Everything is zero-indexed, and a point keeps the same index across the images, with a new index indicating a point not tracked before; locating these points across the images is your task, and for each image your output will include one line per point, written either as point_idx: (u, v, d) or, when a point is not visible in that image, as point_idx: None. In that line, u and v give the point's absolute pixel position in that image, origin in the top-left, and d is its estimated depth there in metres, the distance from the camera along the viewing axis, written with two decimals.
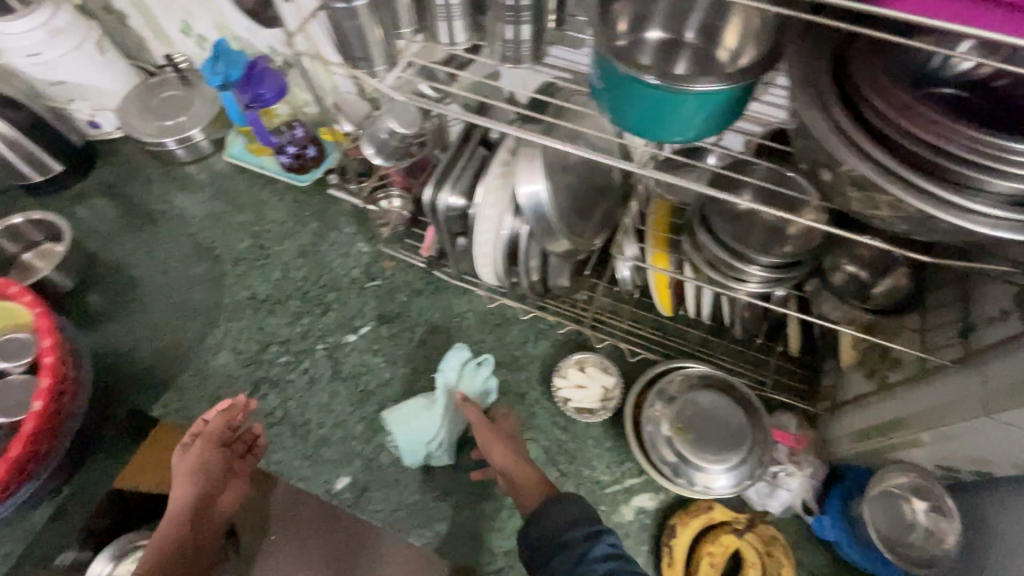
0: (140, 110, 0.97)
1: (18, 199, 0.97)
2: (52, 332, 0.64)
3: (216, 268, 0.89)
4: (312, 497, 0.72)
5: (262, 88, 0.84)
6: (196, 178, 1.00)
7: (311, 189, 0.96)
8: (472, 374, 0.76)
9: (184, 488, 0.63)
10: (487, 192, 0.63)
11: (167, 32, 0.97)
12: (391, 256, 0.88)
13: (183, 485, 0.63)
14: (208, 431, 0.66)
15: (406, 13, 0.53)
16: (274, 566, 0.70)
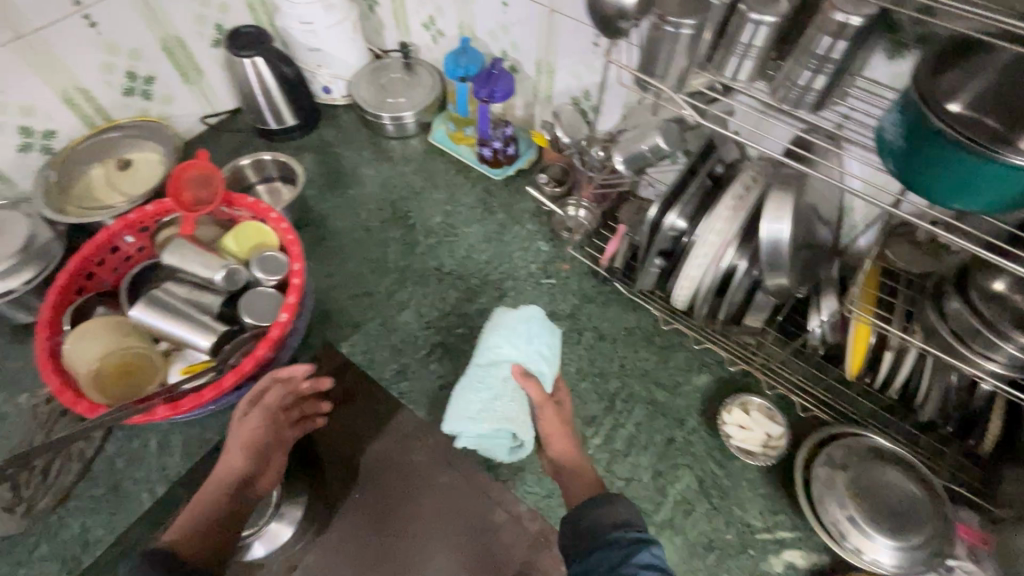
0: (370, 86, 1.11)
1: (250, 139, 1.10)
2: (301, 258, 0.73)
3: (409, 235, 0.97)
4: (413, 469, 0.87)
5: (497, 85, 0.91)
6: (400, 153, 1.09)
7: (501, 184, 1.04)
8: (529, 337, 0.73)
9: (233, 459, 0.64)
10: (716, 219, 0.67)
11: (410, 23, 1.09)
12: (569, 260, 0.93)
13: (236, 452, 0.64)
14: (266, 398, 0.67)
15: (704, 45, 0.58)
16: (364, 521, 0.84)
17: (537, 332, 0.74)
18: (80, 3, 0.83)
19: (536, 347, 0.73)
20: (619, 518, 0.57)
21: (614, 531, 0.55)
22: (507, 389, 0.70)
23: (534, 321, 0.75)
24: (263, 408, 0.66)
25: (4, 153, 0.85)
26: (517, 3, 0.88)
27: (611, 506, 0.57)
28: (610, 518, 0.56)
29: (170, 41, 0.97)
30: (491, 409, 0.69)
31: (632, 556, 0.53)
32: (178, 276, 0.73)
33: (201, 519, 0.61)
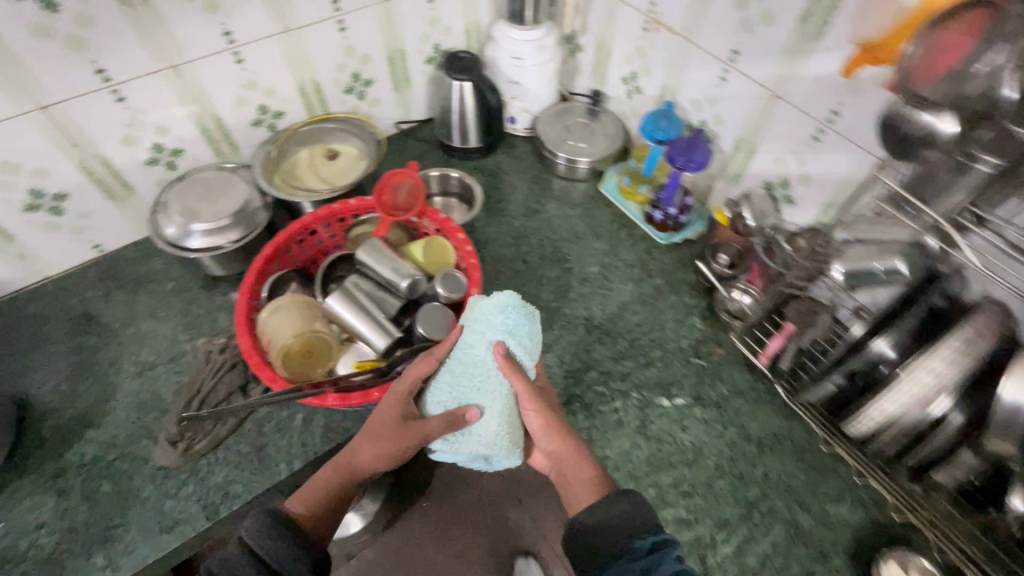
0: (553, 125, 1.13)
1: (432, 150, 1.17)
2: (479, 284, 0.77)
3: (565, 278, 0.97)
4: None
5: (696, 153, 0.90)
6: (567, 194, 1.11)
7: (663, 249, 1.01)
8: (489, 322, 0.66)
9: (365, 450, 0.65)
10: (935, 358, 0.61)
11: (608, 74, 1.11)
12: (724, 344, 0.89)
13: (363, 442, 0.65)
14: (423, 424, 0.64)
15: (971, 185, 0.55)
16: None
17: (512, 321, 0.66)
18: (340, 10, 0.92)
19: (518, 344, 0.66)
20: (632, 523, 0.58)
21: (631, 539, 0.57)
22: (483, 394, 0.65)
23: (506, 314, 0.66)
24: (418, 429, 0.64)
25: (240, 124, 0.96)
26: (736, 80, 0.87)
27: (618, 506, 0.60)
28: (619, 525, 0.58)
29: (395, 53, 1.05)
30: (473, 425, 0.65)
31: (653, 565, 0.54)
32: (364, 271, 0.78)
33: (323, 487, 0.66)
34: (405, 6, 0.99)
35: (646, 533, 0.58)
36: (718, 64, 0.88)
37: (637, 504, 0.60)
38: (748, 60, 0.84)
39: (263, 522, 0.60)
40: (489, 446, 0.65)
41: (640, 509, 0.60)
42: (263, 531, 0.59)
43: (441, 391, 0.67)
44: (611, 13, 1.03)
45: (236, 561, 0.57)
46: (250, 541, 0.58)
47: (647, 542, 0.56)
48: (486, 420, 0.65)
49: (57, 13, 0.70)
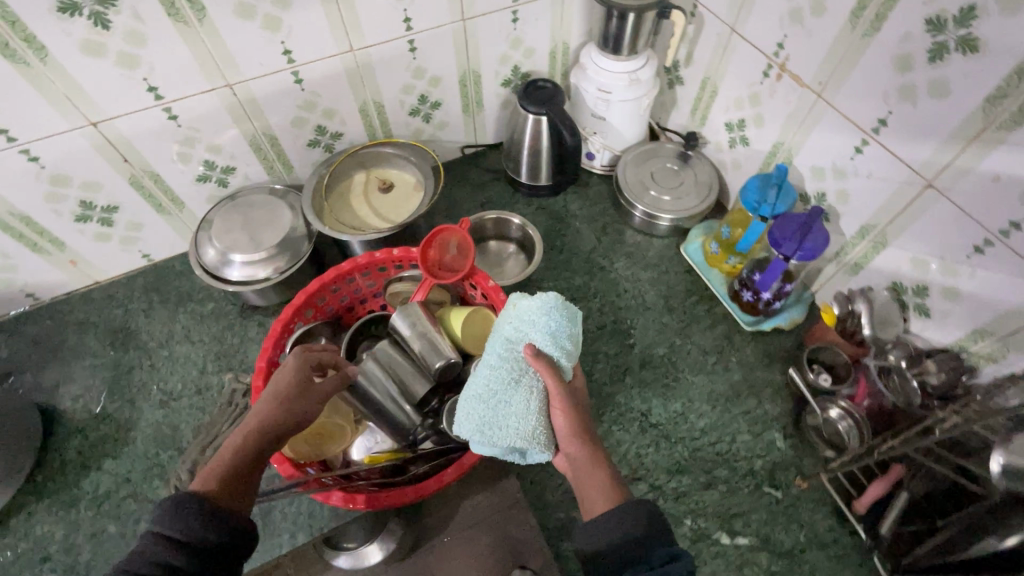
0: (635, 169, 0.99)
1: (497, 182, 1.06)
2: None
3: (625, 358, 0.84)
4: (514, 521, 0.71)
5: (809, 239, 0.73)
6: (641, 250, 0.97)
7: (748, 336, 0.86)
8: (531, 316, 0.60)
9: (282, 417, 0.55)
10: None
11: (710, 117, 0.95)
12: (810, 475, 0.73)
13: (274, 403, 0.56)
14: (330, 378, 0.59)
15: None
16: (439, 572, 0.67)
17: (555, 323, 0.59)
18: (412, 29, 0.82)
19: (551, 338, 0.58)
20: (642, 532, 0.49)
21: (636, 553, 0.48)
22: (516, 390, 0.57)
23: (541, 309, 0.60)
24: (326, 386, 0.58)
25: (296, 144, 0.89)
26: (877, 156, 0.69)
27: (633, 514, 0.50)
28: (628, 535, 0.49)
29: (468, 75, 0.94)
30: (505, 417, 0.57)
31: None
32: (397, 339, 0.69)
33: (228, 465, 0.51)
34: (486, 25, 0.88)
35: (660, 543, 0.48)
36: (856, 133, 0.70)
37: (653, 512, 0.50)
38: (900, 136, 0.65)
39: (171, 500, 0.47)
40: (523, 439, 0.56)
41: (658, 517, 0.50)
42: (170, 514, 0.46)
43: (472, 388, 0.61)
44: (725, 49, 0.86)
45: (143, 556, 0.44)
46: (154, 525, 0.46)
47: (656, 556, 0.47)
48: (512, 416, 0.57)
49: (109, 29, 0.65)
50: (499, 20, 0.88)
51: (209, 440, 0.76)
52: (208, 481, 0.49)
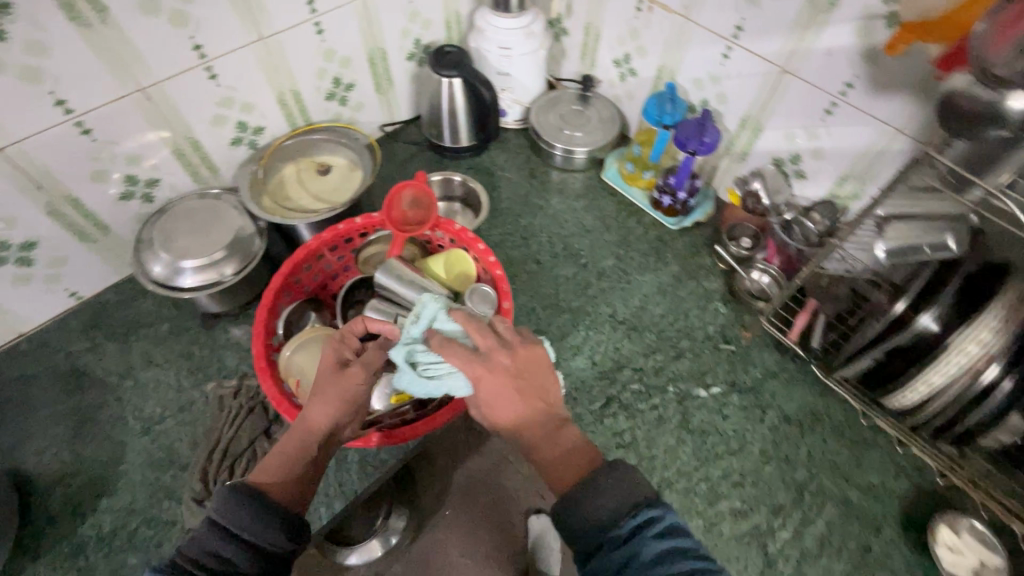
0: (546, 116, 1.09)
1: (423, 153, 1.11)
2: (511, 296, 0.72)
3: (582, 275, 0.95)
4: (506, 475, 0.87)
5: (707, 135, 0.87)
6: (568, 186, 1.08)
7: (675, 234, 1.00)
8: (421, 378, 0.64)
9: (330, 407, 0.56)
10: (980, 329, 0.61)
11: (599, 57, 1.07)
12: (751, 326, 0.89)
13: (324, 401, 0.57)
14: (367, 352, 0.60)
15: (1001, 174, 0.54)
16: (449, 536, 0.84)
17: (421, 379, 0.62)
18: (316, 11, 0.85)
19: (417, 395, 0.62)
20: (603, 512, 0.49)
21: (607, 528, 0.48)
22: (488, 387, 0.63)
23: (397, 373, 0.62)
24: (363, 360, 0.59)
25: (219, 144, 0.88)
26: (741, 57, 0.85)
27: (600, 493, 0.49)
28: (599, 512, 0.49)
29: (375, 53, 0.98)
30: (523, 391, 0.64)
31: (633, 555, 0.45)
32: (386, 294, 0.73)
33: (284, 463, 0.54)
34: (385, 0, 0.92)
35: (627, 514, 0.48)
36: (721, 42, 0.86)
37: (622, 479, 0.49)
38: (755, 36, 0.81)
39: (232, 496, 0.48)
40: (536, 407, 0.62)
41: (627, 480, 0.49)
42: (226, 504, 0.48)
43: None
44: None
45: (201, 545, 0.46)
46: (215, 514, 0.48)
47: (622, 528, 0.47)
48: None
49: (5, 41, 0.61)
50: None
51: (213, 446, 0.75)
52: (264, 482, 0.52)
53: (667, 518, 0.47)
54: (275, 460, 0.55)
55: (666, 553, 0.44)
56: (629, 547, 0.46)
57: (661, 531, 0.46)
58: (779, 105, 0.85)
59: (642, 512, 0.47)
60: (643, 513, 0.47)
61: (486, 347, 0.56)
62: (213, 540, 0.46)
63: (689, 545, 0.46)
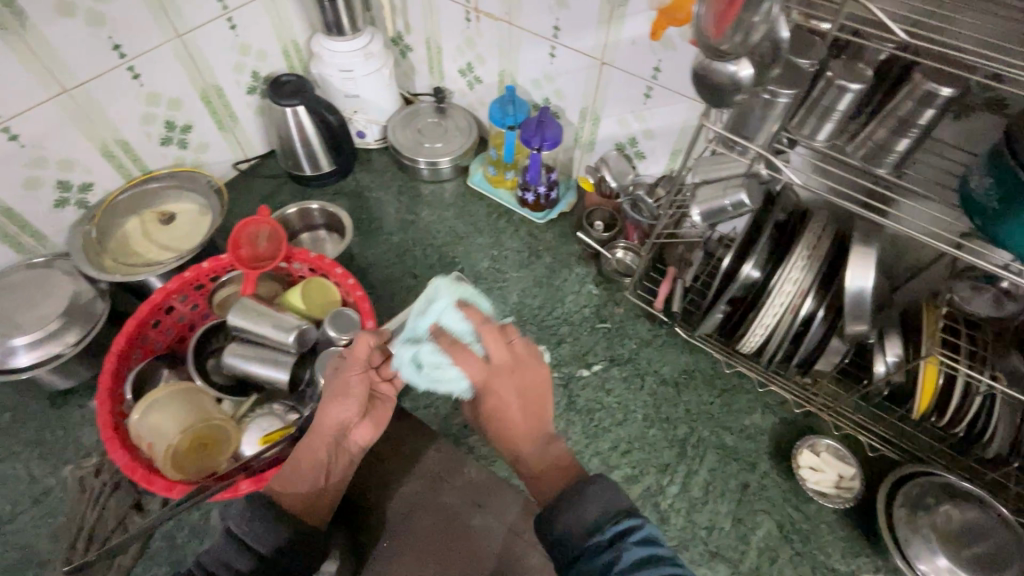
0: (404, 132, 1.10)
1: (285, 185, 1.08)
2: (373, 315, 0.72)
3: (460, 281, 0.96)
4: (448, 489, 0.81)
5: (548, 132, 0.92)
6: (437, 198, 1.09)
7: (544, 227, 1.04)
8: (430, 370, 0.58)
9: (339, 412, 0.60)
10: (791, 268, 0.69)
11: (445, 69, 1.10)
12: (623, 302, 0.94)
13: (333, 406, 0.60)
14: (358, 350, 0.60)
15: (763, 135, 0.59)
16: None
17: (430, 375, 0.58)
18: (126, 55, 0.81)
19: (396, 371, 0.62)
20: (584, 521, 0.50)
21: (591, 536, 0.49)
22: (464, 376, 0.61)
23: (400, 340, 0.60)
24: (360, 361, 0.60)
25: (38, 208, 0.81)
26: (565, 55, 0.90)
27: (583, 502, 0.51)
28: (583, 522, 0.50)
29: (209, 91, 0.95)
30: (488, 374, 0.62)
31: (614, 562, 0.46)
32: (243, 336, 0.71)
33: (296, 471, 0.59)
34: (205, 36, 0.90)
35: (606, 524, 0.49)
36: (545, 42, 0.91)
37: (602, 491, 0.51)
38: (571, 34, 0.87)
39: (249, 511, 0.52)
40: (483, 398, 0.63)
41: (609, 492, 0.51)
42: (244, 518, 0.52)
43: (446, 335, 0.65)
44: (429, 9, 1.01)
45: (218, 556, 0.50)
46: (233, 526, 0.52)
47: (606, 536, 0.48)
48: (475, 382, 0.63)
49: None
50: (216, 30, 0.91)
51: (75, 533, 0.68)
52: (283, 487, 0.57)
53: (646, 527, 0.49)
54: (287, 466, 0.59)
55: (644, 559, 0.46)
56: (608, 553, 0.47)
57: (640, 539, 0.48)
58: (607, 94, 0.91)
59: (624, 521, 0.49)
60: (625, 522, 0.49)
61: (498, 362, 0.58)
62: (228, 552, 0.50)
63: (665, 552, 0.47)
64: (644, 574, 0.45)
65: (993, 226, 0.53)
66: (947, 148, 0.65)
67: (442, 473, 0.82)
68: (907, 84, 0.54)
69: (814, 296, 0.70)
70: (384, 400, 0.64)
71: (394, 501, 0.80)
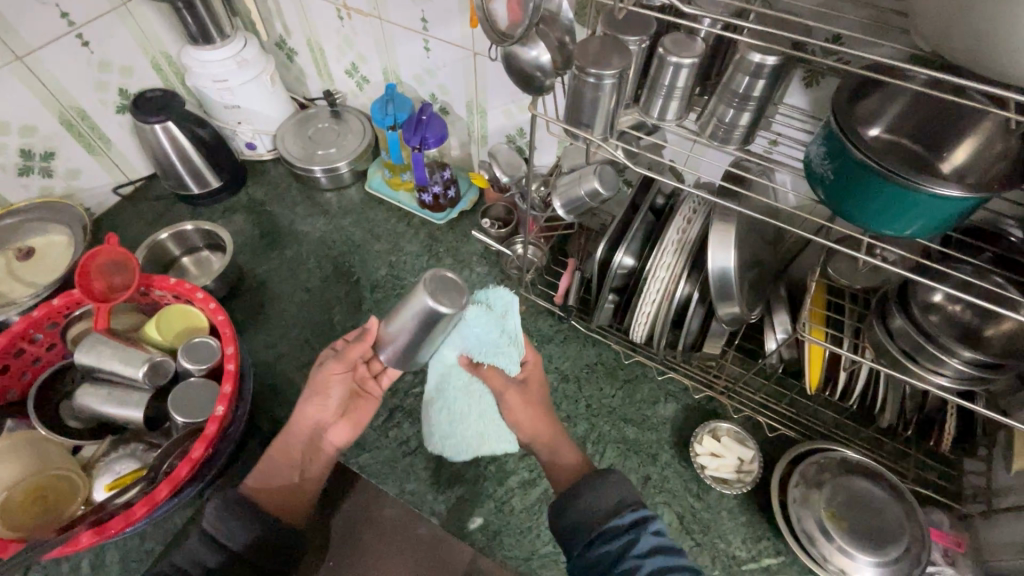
0: (295, 139, 1.05)
1: (172, 206, 1.03)
2: (234, 339, 0.67)
3: (355, 292, 0.93)
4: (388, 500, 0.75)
5: (429, 131, 0.88)
6: (334, 206, 1.05)
7: (445, 228, 1.00)
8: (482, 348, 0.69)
9: (316, 412, 0.66)
10: (663, 254, 0.67)
11: (332, 70, 1.05)
12: (524, 299, 0.91)
13: (309, 407, 0.66)
14: (348, 350, 0.65)
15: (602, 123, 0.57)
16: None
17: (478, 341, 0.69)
18: None
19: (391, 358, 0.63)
20: (602, 505, 0.55)
21: (608, 521, 0.53)
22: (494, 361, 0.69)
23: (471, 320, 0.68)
24: (346, 362, 0.65)
25: None
26: (439, 47, 0.87)
27: (603, 488, 0.56)
28: (600, 508, 0.55)
29: (69, 113, 0.90)
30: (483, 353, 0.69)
31: (630, 546, 0.51)
32: (94, 375, 0.66)
33: (273, 471, 0.64)
34: (52, 57, 0.84)
35: (625, 510, 0.54)
36: (417, 36, 0.87)
37: (618, 482, 0.56)
38: (439, 25, 0.83)
39: (221, 511, 0.57)
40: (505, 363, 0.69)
41: (624, 484, 0.56)
42: (217, 516, 0.56)
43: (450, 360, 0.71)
44: (302, 8, 0.96)
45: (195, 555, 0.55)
46: (207, 527, 0.56)
47: (626, 520, 0.53)
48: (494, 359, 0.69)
49: None
50: (66, 48, 0.85)
51: None
52: (262, 487, 0.62)
53: (659, 520, 0.54)
54: (264, 467, 0.64)
55: (659, 546, 0.51)
56: (625, 536, 0.52)
57: (656, 529, 0.53)
58: (487, 85, 0.87)
59: (639, 511, 0.54)
60: (641, 512, 0.54)
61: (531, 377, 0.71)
62: (201, 551, 0.55)
63: (676, 545, 0.52)
64: (657, 560, 0.50)
65: (831, 203, 0.51)
66: (806, 117, 0.63)
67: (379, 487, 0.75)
68: (736, 56, 0.51)
69: (688, 279, 0.68)
70: (368, 397, 0.70)
71: (335, 519, 0.74)
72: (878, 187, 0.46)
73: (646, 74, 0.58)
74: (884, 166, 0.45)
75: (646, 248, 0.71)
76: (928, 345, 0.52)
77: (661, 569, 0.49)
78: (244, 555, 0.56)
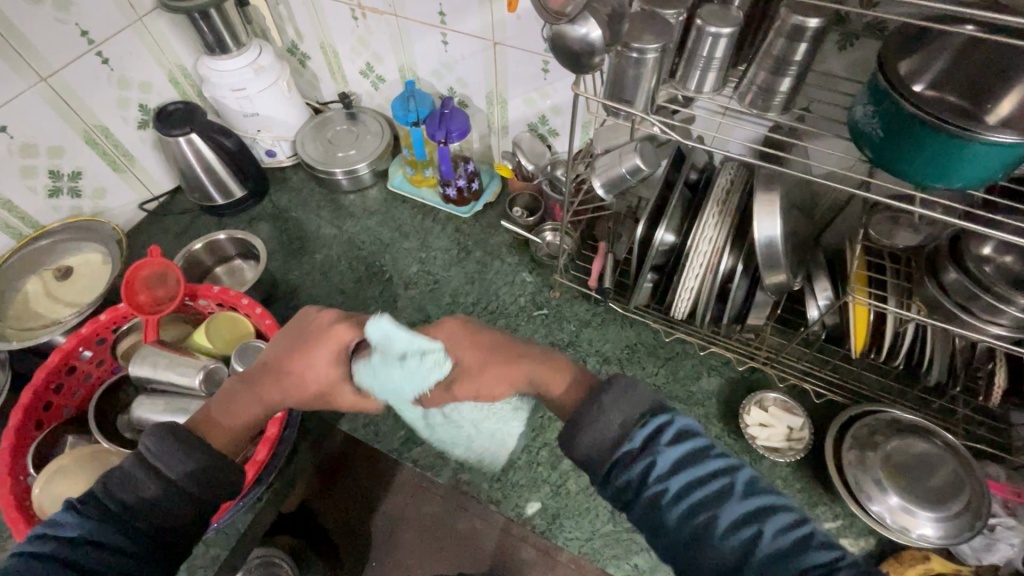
0: (315, 142, 1.05)
1: (198, 218, 1.03)
2: None
3: (389, 290, 0.93)
4: (429, 498, 0.79)
5: (452, 123, 0.88)
6: (359, 208, 1.05)
7: (471, 221, 1.01)
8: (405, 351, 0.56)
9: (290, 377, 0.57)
10: (705, 226, 0.68)
11: (347, 73, 1.05)
12: (558, 285, 0.91)
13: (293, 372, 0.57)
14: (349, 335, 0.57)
15: (642, 97, 0.57)
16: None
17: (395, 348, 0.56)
18: None
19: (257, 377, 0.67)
20: (609, 429, 0.45)
21: (619, 446, 0.44)
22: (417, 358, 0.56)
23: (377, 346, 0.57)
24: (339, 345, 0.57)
25: None
26: (457, 40, 0.87)
27: (603, 416, 0.45)
28: (605, 433, 0.45)
29: (93, 131, 0.90)
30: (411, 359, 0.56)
31: (651, 469, 0.42)
32: (149, 387, 0.67)
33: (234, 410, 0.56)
34: (75, 76, 0.85)
35: (635, 425, 0.44)
36: (434, 30, 0.87)
37: (621, 400, 0.46)
38: (458, 18, 0.83)
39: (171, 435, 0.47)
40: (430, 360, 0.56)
41: (630, 396, 0.46)
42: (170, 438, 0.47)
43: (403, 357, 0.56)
44: (314, 12, 0.96)
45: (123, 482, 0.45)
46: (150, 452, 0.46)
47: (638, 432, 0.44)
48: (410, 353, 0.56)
49: None
50: (87, 66, 0.85)
51: None
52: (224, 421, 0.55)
53: (674, 423, 0.45)
54: (227, 397, 0.57)
55: (681, 459, 0.43)
56: (639, 463, 0.43)
57: (671, 439, 0.44)
58: (506, 73, 0.87)
59: (652, 421, 0.45)
60: (653, 423, 0.44)
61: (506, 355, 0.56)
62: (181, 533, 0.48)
63: (699, 446, 0.44)
64: (684, 476, 0.42)
65: (879, 162, 0.51)
66: (838, 80, 0.63)
67: (416, 488, 0.79)
68: (776, 20, 0.52)
69: (730, 252, 0.70)
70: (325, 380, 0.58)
71: (375, 520, 0.78)
72: (929, 138, 0.46)
73: (682, 46, 0.59)
74: (934, 117, 0.45)
75: (683, 224, 0.72)
76: (983, 295, 0.54)
77: (690, 487, 0.42)
78: (189, 497, 0.47)
